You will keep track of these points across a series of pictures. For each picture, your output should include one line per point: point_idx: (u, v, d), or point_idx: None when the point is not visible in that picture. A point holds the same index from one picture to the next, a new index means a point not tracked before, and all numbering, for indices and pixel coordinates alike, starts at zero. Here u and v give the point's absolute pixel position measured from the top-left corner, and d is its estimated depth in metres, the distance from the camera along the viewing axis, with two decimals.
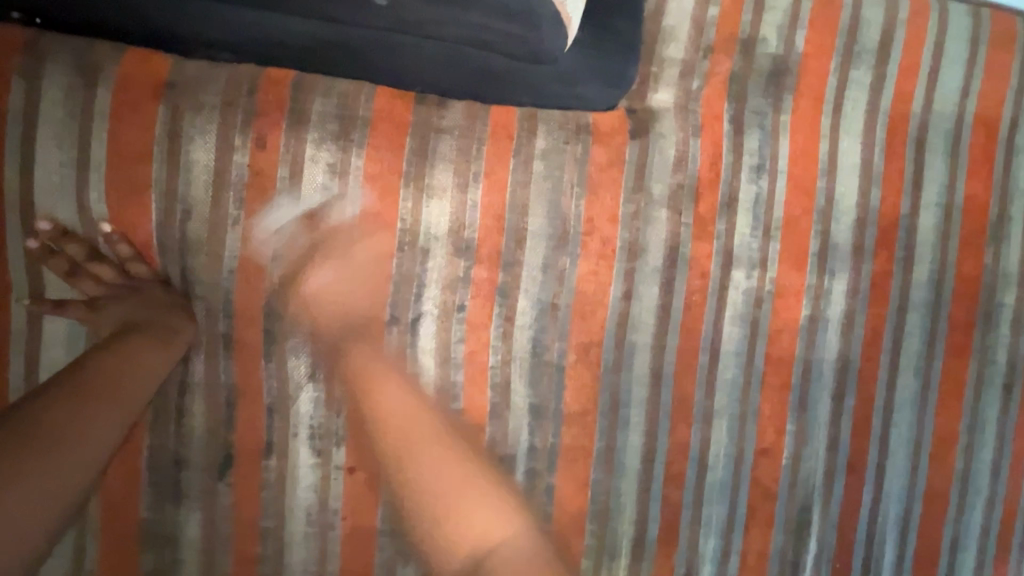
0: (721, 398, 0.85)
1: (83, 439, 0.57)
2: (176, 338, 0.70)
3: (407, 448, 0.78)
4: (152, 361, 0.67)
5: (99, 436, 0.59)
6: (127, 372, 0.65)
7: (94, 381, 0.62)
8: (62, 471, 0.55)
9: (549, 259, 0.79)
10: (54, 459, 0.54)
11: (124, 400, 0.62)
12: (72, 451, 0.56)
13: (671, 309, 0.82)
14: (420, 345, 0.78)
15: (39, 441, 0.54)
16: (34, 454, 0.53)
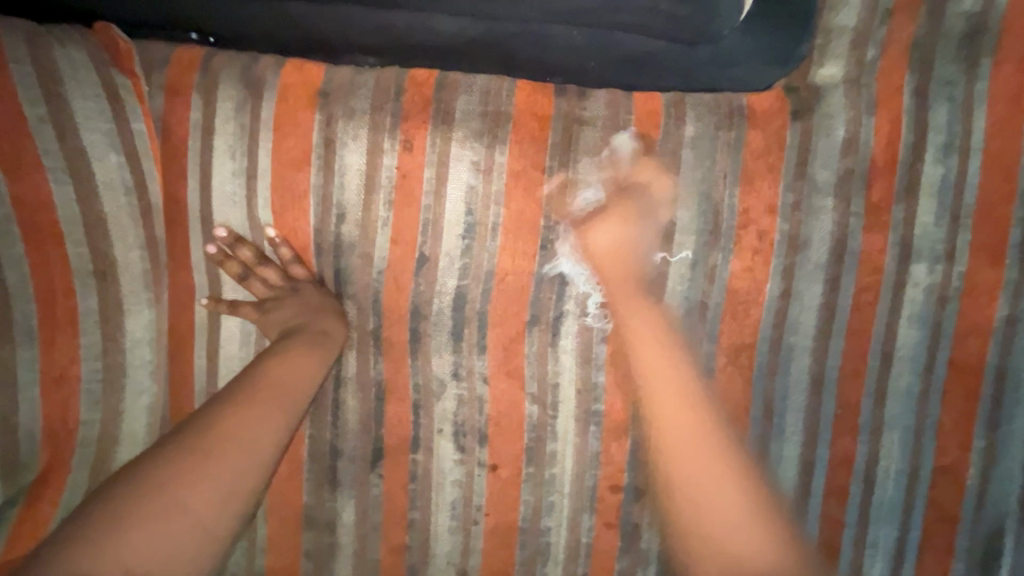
0: (893, 408, 0.76)
1: (253, 433, 0.60)
2: (330, 340, 0.73)
3: (548, 447, 0.78)
4: (310, 363, 0.70)
5: (267, 440, 0.61)
6: (289, 378, 0.67)
7: (260, 387, 0.65)
8: (237, 475, 0.57)
9: (699, 254, 0.74)
10: (230, 463, 0.57)
11: (286, 403, 0.65)
12: (247, 449, 0.59)
13: (836, 309, 0.74)
14: (560, 345, 0.76)
15: (214, 446, 0.57)
16: (211, 459, 0.56)
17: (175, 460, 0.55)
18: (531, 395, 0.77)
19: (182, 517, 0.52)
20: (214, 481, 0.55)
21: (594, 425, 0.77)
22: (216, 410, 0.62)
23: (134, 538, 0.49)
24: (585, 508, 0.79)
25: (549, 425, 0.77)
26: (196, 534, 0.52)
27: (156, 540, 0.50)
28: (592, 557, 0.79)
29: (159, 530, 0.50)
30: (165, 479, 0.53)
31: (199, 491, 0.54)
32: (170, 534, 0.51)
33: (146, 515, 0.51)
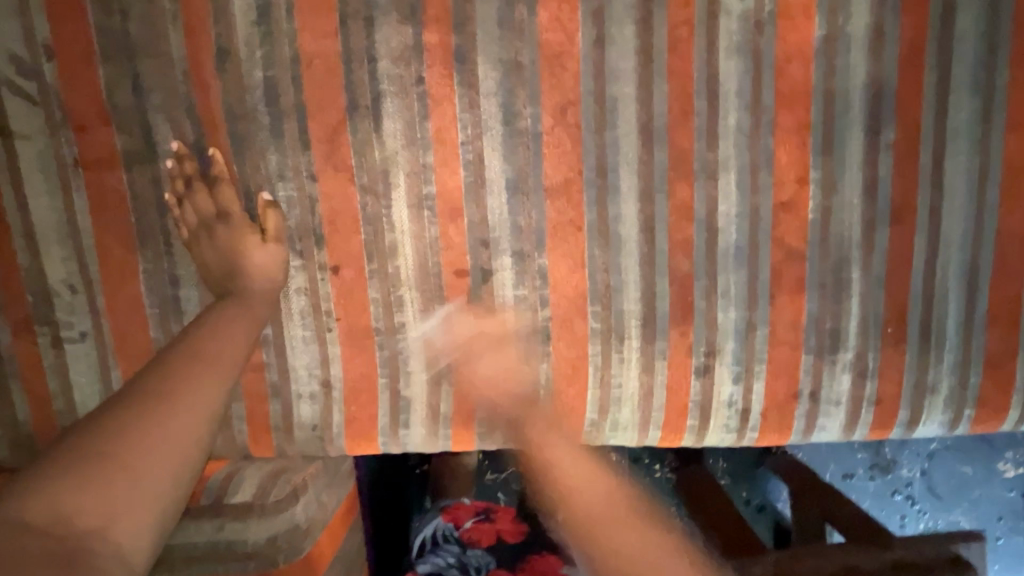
0: (725, 148, 0.75)
1: (222, 335, 0.65)
2: (253, 305, 0.71)
3: (387, 239, 0.77)
4: (251, 246, 0.73)
5: (235, 338, 0.66)
6: (211, 356, 0.62)
7: (165, 376, 0.58)
8: (213, 370, 0.61)
9: (504, 10, 0.71)
10: (201, 358, 0.61)
11: (240, 303, 0.70)
12: (217, 348, 0.63)
13: (653, 51, 0.72)
14: (383, 130, 0.74)
15: (133, 446, 0.51)
16: (142, 448, 0.51)
17: (86, 451, 0.49)
18: (362, 187, 0.75)
19: (168, 437, 0.53)
20: (195, 397, 0.57)
21: (429, 209, 0.76)
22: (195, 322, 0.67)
23: (125, 458, 0.50)
24: (436, 297, 0.78)
25: (384, 217, 0.76)
26: (184, 450, 0.53)
27: (139, 462, 0.50)
28: (452, 346, 0.80)
29: (155, 441, 0.52)
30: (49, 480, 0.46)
31: (191, 393, 0.57)
32: (163, 448, 0.52)
33: (131, 435, 0.51)
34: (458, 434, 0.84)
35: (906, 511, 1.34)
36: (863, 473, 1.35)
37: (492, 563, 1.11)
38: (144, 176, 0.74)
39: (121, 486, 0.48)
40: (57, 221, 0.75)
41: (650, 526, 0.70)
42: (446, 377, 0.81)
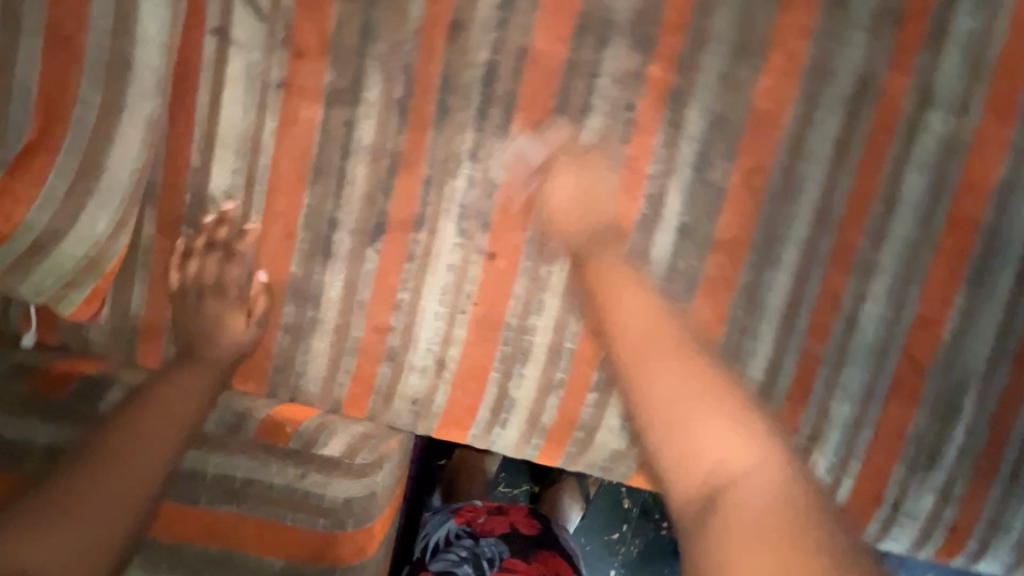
0: (888, 254, 0.78)
1: (190, 375, 0.75)
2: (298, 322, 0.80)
3: (548, 243, 0.78)
4: (284, 239, 0.78)
5: (194, 383, 0.74)
6: (183, 394, 0.73)
7: (154, 407, 0.70)
8: (168, 417, 0.70)
9: (729, 68, 0.74)
10: (164, 401, 0.71)
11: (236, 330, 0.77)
12: (182, 391, 0.73)
13: (850, 145, 0.76)
14: (581, 142, 0.76)
15: (83, 489, 0.62)
16: (82, 492, 0.62)
17: (53, 493, 0.62)
18: (542, 187, 0.76)
19: (120, 480, 0.64)
20: (146, 437, 0.68)
21: (597, 227, 0.77)
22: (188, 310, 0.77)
23: (79, 508, 0.61)
24: (574, 310, 0.79)
25: (553, 222, 0.77)
26: (131, 498, 0.64)
27: (89, 525, 0.61)
28: (572, 360, 0.80)
29: (97, 489, 0.63)
30: (111, 489, 0.63)
31: (127, 439, 0.67)
32: (108, 501, 0.63)
33: (76, 480, 0.63)
34: (550, 445, 0.83)
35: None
36: None
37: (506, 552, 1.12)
38: (341, 118, 0.75)
39: (131, 491, 0.64)
40: (240, 132, 0.75)
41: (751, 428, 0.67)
42: (556, 390, 0.81)
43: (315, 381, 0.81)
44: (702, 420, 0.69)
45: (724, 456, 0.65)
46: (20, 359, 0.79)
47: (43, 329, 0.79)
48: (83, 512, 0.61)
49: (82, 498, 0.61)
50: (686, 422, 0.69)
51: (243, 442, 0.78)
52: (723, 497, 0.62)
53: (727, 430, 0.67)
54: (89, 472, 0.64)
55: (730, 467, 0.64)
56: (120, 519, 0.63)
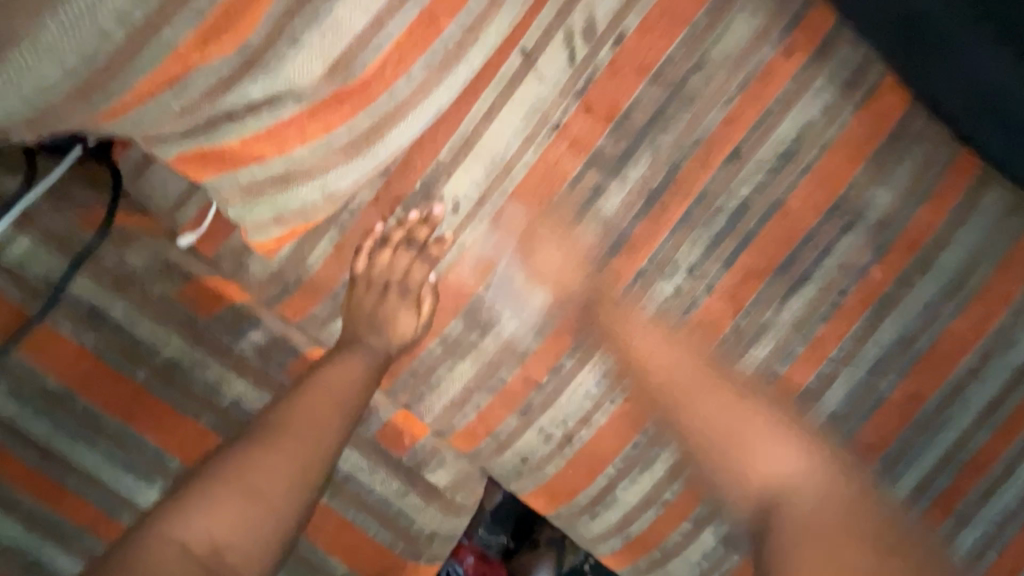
0: (986, 512, 0.84)
1: (350, 363, 0.73)
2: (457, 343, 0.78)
3: (716, 375, 0.80)
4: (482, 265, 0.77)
5: (357, 372, 0.72)
6: (341, 376, 0.71)
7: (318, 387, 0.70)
8: (334, 401, 0.69)
9: (935, 299, 0.80)
10: (331, 383, 0.70)
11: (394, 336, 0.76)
12: (346, 377, 0.71)
13: (998, 408, 0.82)
14: (788, 302, 0.79)
15: (253, 463, 0.62)
16: (254, 467, 0.62)
17: (226, 467, 0.62)
18: (735, 325, 0.79)
19: (288, 461, 0.63)
20: (314, 417, 0.67)
21: (765, 381, 0.80)
22: (355, 305, 0.77)
23: (251, 484, 0.61)
24: (708, 445, 0.81)
25: (730, 359, 0.80)
26: (296, 480, 0.63)
27: (254, 504, 0.61)
28: (684, 485, 0.82)
29: (268, 467, 0.62)
30: (283, 464, 0.63)
31: (296, 414, 0.67)
32: (277, 481, 0.62)
33: (246, 454, 0.63)
34: (620, 552, 0.86)
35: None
36: None
37: None
38: (593, 183, 0.76)
39: (301, 468, 0.64)
40: (498, 152, 0.74)
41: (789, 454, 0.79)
42: (656, 506, 0.83)
43: (440, 402, 0.78)
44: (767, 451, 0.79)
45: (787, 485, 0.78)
46: (172, 257, 0.72)
47: (202, 239, 0.72)
48: (261, 486, 0.61)
49: (257, 471, 0.62)
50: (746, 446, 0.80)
51: (359, 439, 0.79)
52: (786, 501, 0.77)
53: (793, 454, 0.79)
54: (259, 445, 0.64)
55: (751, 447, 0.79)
56: (295, 495, 0.63)
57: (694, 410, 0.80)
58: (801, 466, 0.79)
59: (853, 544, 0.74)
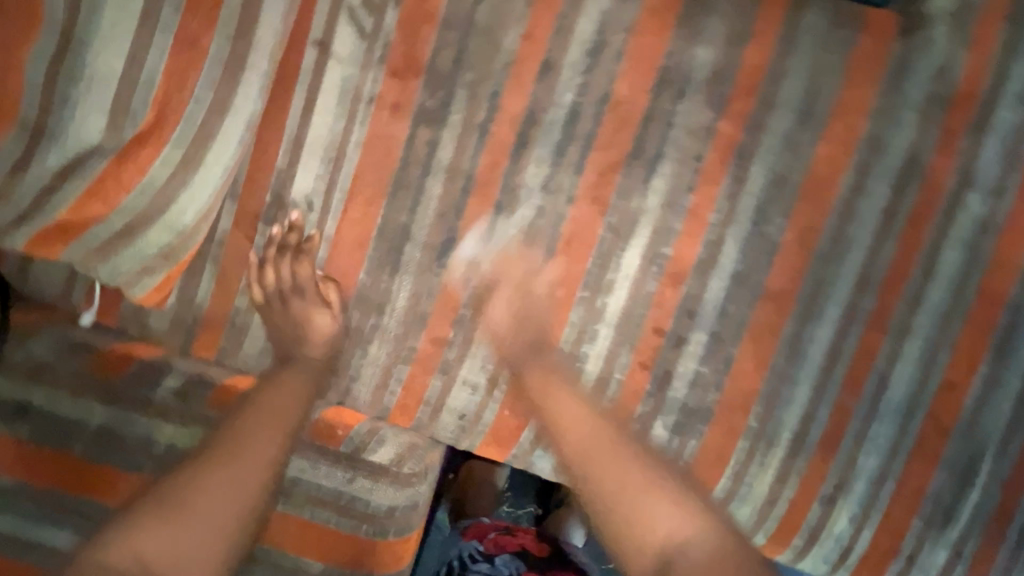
0: (921, 318, 0.83)
1: (286, 382, 0.78)
2: (359, 330, 0.82)
3: (607, 277, 0.81)
4: (355, 251, 0.80)
5: (295, 391, 0.78)
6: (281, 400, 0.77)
7: (258, 409, 0.76)
8: (273, 420, 0.75)
9: (792, 133, 0.80)
10: (271, 406, 0.76)
11: (328, 336, 0.80)
12: (285, 397, 0.77)
13: (895, 215, 0.81)
14: (650, 185, 0.80)
15: (194, 488, 0.69)
16: (194, 490, 0.69)
17: (169, 492, 0.69)
18: (608, 224, 0.81)
19: (231, 481, 0.70)
20: (255, 439, 0.73)
21: (657, 266, 0.81)
22: (281, 312, 0.81)
23: (195, 506, 0.68)
24: (625, 344, 0.83)
25: (615, 257, 0.81)
26: (239, 499, 0.70)
27: (196, 526, 0.67)
28: (619, 390, 0.84)
29: (213, 490, 0.69)
30: (224, 487, 0.70)
31: (240, 438, 0.73)
32: (221, 502, 0.69)
33: (190, 480, 0.70)
34: None
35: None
36: None
37: (522, 568, 1.11)
38: (426, 139, 0.78)
39: (241, 489, 0.70)
40: (328, 142, 0.78)
41: (628, 460, 0.77)
42: None
43: (365, 388, 0.83)
44: (649, 509, 0.75)
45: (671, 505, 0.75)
46: (79, 337, 0.79)
47: (102, 312, 0.77)
48: (200, 507, 0.68)
49: (201, 492, 0.69)
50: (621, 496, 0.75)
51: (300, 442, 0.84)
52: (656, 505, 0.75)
53: (671, 509, 0.75)
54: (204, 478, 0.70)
55: (640, 498, 0.75)
56: (234, 515, 0.69)
57: (573, 438, 0.79)
58: (697, 527, 0.74)
59: (656, 492, 0.76)
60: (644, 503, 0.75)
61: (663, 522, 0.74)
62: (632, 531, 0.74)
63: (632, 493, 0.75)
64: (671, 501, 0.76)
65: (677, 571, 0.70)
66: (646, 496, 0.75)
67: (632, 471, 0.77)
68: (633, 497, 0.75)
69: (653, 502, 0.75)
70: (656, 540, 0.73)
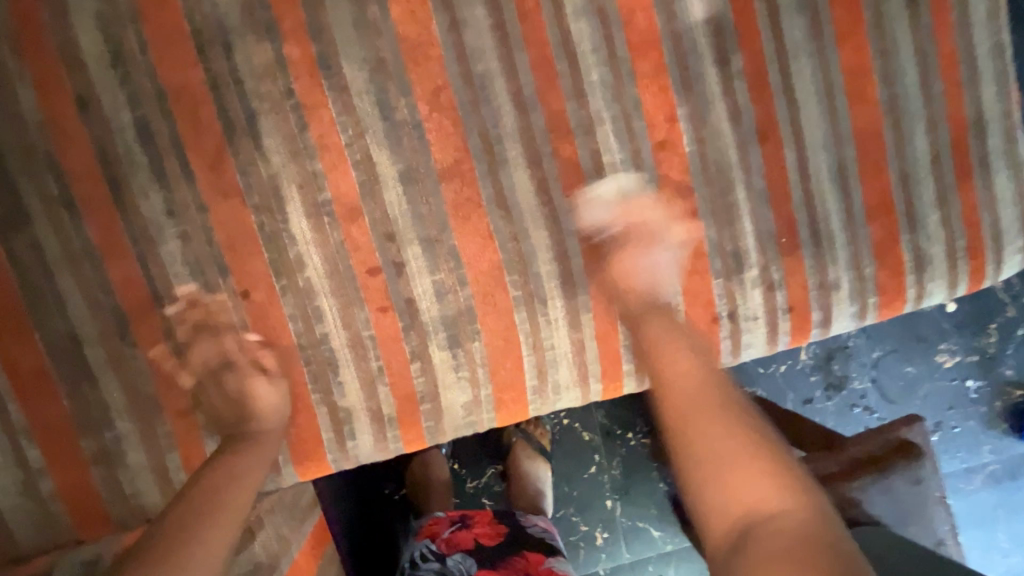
0: (596, 102, 0.79)
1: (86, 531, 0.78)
2: (105, 449, 0.77)
3: (290, 254, 0.76)
4: (42, 382, 0.74)
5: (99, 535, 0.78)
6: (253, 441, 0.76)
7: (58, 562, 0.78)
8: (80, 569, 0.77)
9: (357, 13, 0.74)
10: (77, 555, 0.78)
11: (100, 469, 0.77)
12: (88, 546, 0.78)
13: (506, 25, 0.76)
14: (265, 146, 0.74)
15: None
16: None
17: None
18: (255, 207, 0.75)
19: None
20: None
21: (328, 215, 0.76)
22: (33, 466, 0.76)
23: None
24: (353, 302, 0.78)
25: (283, 233, 0.76)
26: None
27: None
28: (378, 345, 0.79)
29: None
30: None
31: None
32: None
33: None
34: (410, 437, 0.84)
35: (868, 419, 1.58)
36: (822, 395, 1.56)
37: (474, 566, 1.07)
38: (25, 243, 0.73)
39: None
40: None
41: (764, 458, 0.61)
42: (381, 379, 0.80)
43: (153, 494, 0.78)
44: (705, 437, 0.65)
45: (756, 489, 0.58)
46: None
47: None
48: None
49: None
50: (712, 465, 0.62)
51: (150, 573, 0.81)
52: (736, 475, 0.60)
53: (769, 482, 0.58)
54: (191, 516, 0.66)
55: (726, 468, 0.61)
56: None
57: (675, 404, 0.70)
58: (795, 493, 0.57)
59: (710, 381, 0.73)
60: (728, 464, 0.61)
61: (751, 490, 0.58)
62: (726, 490, 0.59)
63: (716, 466, 0.61)
64: (767, 467, 0.60)
65: (708, 493, 0.60)
66: (727, 445, 0.63)
67: (733, 433, 0.64)
68: (699, 441, 0.64)
69: (725, 456, 0.62)
70: (739, 503, 0.57)
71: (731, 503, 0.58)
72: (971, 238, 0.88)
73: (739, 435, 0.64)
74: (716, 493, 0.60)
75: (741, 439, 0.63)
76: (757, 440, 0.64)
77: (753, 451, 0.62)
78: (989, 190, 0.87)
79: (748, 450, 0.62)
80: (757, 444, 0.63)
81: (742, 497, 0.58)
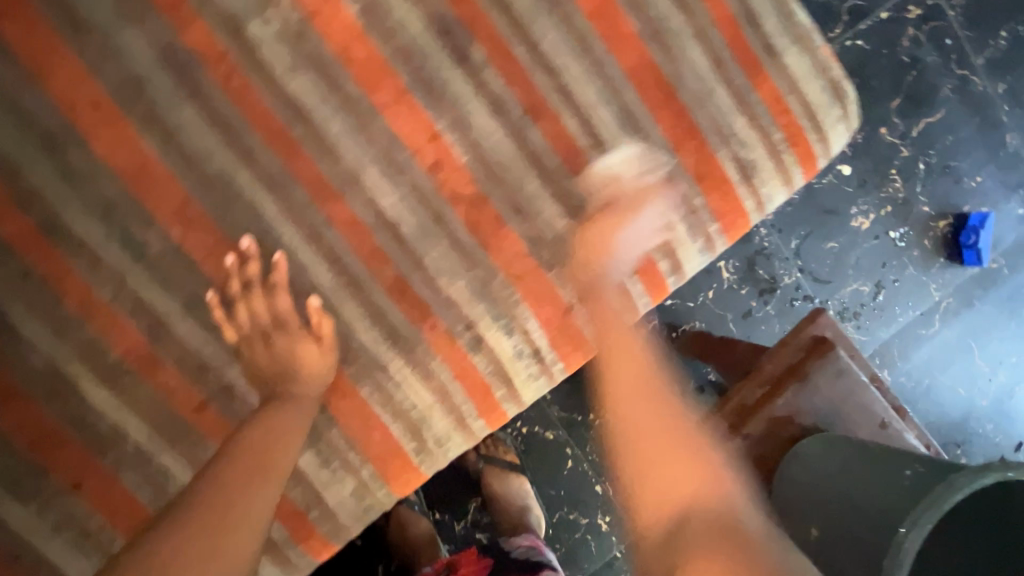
0: (351, 152, 0.74)
1: None
2: None
3: (104, 427, 0.71)
4: None
5: None
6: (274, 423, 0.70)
7: None
8: None
9: (63, 165, 0.69)
10: None
11: None
12: None
13: (223, 114, 0.71)
14: (28, 335, 0.69)
15: None
16: None
17: None
18: (44, 399, 0.70)
19: None
20: None
21: (125, 374, 0.71)
22: None
23: None
24: (192, 447, 0.72)
25: (87, 411, 0.70)
26: None
27: None
28: None
29: None
30: None
31: None
32: None
33: None
34: (315, 545, 0.79)
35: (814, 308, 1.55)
36: (760, 304, 1.53)
37: None
38: None
39: None
40: None
41: (687, 438, 0.63)
42: None
43: None
44: (648, 449, 0.63)
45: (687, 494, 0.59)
46: None
47: None
48: None
49: None
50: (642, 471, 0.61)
51: None
52: (671, 460, 0.62)
53: (679, 473, 0.60)
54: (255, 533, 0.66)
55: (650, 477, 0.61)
56: None
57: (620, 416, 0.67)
58: (710, 480, 0.60)
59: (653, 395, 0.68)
60: (654, 464, 0.61)
61: (660, 481, 0.60)
62: (649, 490, 0.60)
63: (644, 453, 0.62)
64: (692, 451, 0.62)
65: (641, 514, 0.60)
66: (677, 462, 0.61)
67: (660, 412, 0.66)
68: (638, 442, 0.64)
69: (675, 455, 0.62)
70: (656, 500, 0.59)
71: (666, 491, 0.60)
72: (788, 126, 0.84)
73: (679, 442, 0.63)
74: (643, 507, 0.60)
75: (669, 417, 0.66)
76: (667, 411, 0.67)
77: (661, 416, 0.65)
78: (785, 72, 0.83)
79: (668, 425, 0.65)
80: (687, 429, 0.64)
81: (669, 487, 0.60)
